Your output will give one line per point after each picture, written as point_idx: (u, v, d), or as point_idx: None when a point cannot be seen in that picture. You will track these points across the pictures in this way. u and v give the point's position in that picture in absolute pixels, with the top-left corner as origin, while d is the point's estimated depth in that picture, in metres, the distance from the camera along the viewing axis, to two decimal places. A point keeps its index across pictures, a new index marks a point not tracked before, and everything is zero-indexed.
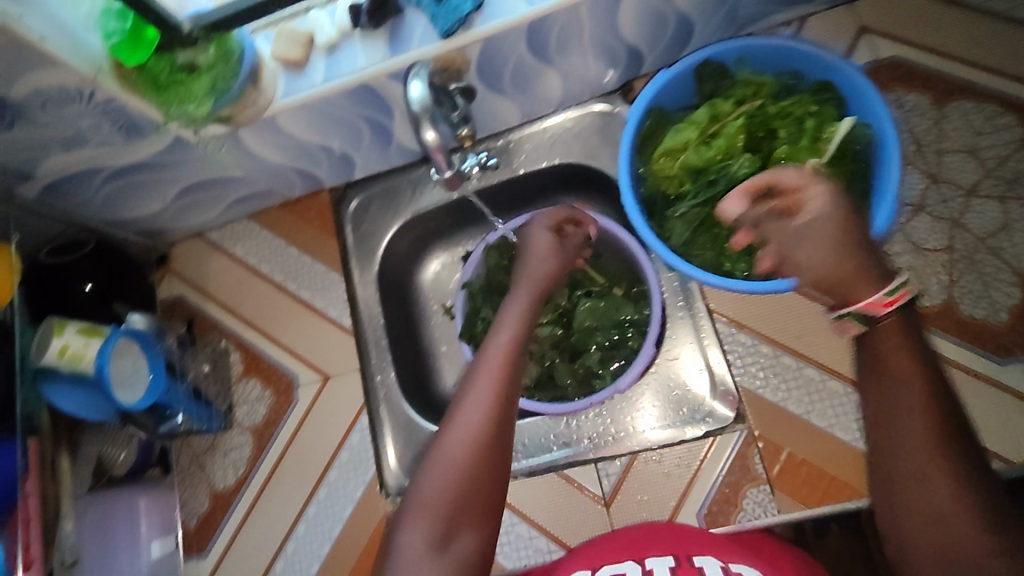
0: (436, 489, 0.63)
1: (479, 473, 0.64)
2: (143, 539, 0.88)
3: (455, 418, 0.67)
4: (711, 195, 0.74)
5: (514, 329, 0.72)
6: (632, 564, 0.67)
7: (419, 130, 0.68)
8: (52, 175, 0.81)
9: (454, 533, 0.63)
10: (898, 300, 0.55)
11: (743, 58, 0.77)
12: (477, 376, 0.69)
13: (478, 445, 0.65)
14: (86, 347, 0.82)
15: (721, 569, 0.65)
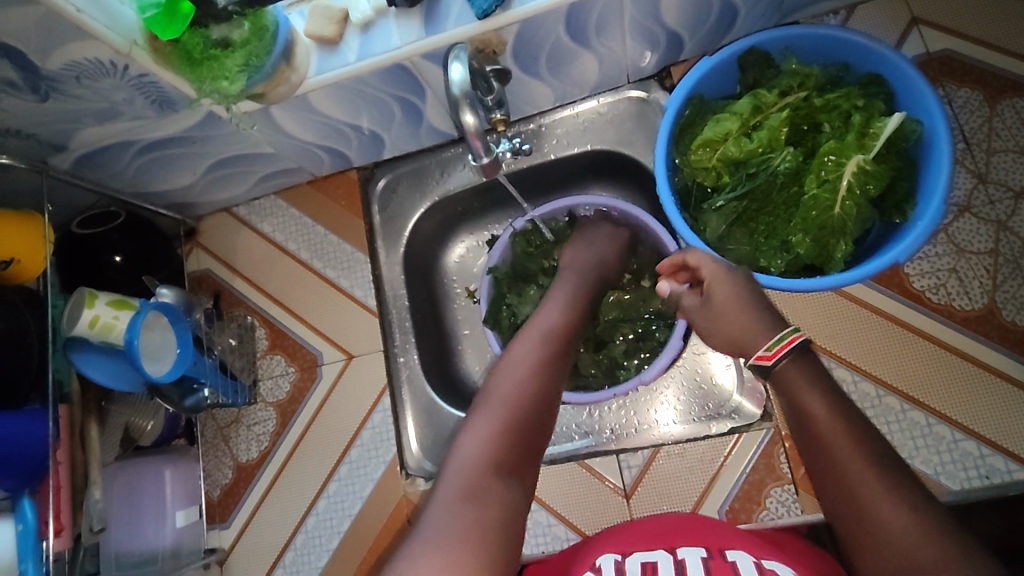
0: (489, 423, 0.66)
1: (531, 414, 0.67)
2: (170, 506, 0.90)
3: (508, 365, 0.71)
4: (750, 189, 0.72)
5: (562, 307, 0.78)
6: (664, 553, 0.66)
7: (458, 114, 0.65)
8: (85, 147, 0.81)
9: (502, 463, 0.64)
10: (779, 351, 0.63)
11: (790, 47, 0.74)
12: (526, 334, 0.74)
13: (532, 384, 0.69)
14: (116, 318, 0.83)
15: (755, 566, 0.62)
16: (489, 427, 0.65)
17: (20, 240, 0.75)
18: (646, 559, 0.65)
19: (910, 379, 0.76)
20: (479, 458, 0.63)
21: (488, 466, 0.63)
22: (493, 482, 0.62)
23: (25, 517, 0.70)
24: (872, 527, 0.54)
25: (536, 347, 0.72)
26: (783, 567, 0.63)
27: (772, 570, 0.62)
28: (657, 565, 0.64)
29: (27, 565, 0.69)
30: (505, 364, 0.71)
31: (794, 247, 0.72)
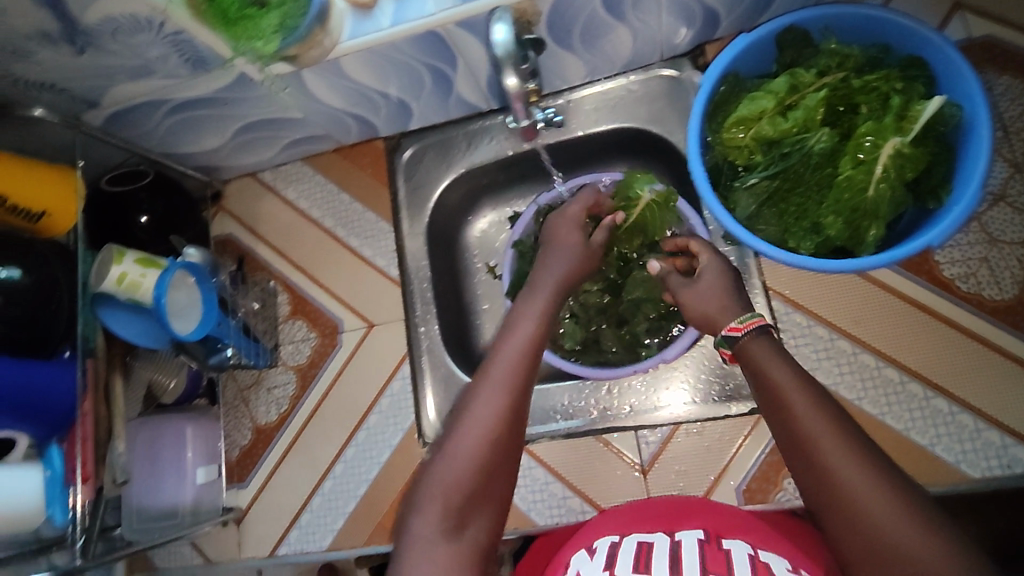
0: (449, 482, 0.62)
1: (491, 469, 0.63)
2: (189, 462, 0.91)
3: (469, 411, 0.65)
4: (782, 168, 0.72)
5: (529, 331, 0.70)
6: (662, 535, 0.69)
7: (500, 75, 0.66)
8: (117, 105, 0.81)
9: (463, 523, 0.62)
10: (747, 326, 0.64)
11: (829, 27, 0.73)
12: (489, 372, 0.67)
13: (501, 422, 0.64)
14: (142, 277, 0.82)
15: (750, 555, 0.64)
16: (453, 477, 0.62)
17: (53, 192, 0.76)
18: (644, 539, 0.68)
19: (934, 366, 0.76)
20: (437, 524, 0.61)
21: (448, 531, 0.61)
22: (456, 545, 0.61)
23: (53, 464, 0.72)
24: (863, 524, 0.52)
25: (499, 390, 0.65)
26: (778, 559, 0.64)
27: (765, 564, 0.63)
28: (653, 544, 0.67)
29: (55, 508, 0.72)
30: (466, 411, 0.65)
31: (824, 229, 0.71)
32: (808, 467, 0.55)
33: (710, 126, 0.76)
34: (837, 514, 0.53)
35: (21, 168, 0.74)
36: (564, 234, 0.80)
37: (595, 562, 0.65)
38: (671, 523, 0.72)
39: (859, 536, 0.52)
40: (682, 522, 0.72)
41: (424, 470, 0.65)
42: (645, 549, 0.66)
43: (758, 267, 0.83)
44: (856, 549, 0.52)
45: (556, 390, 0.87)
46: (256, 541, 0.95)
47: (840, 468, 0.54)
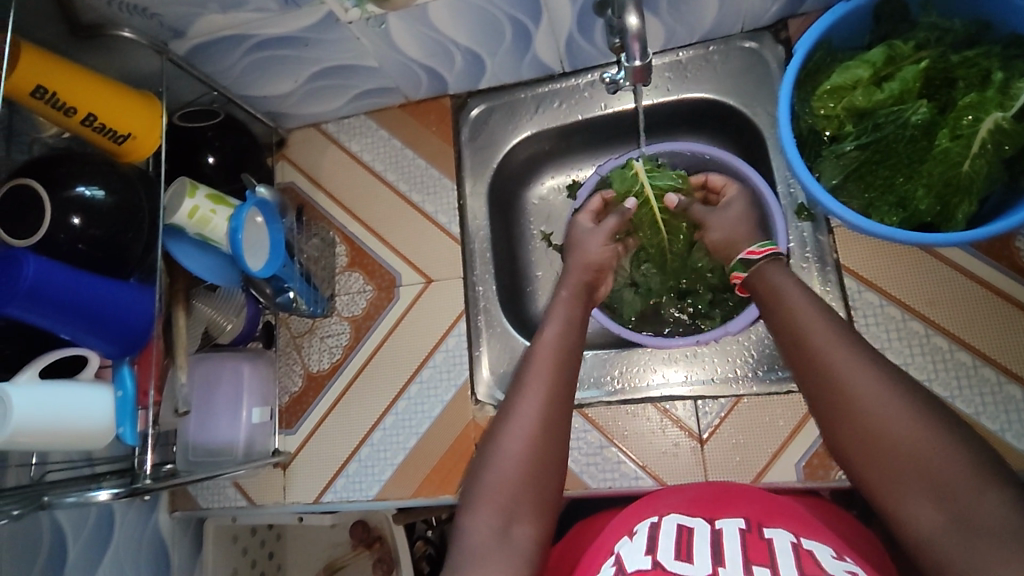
0: (497, 482, 0.66)
1: (537, 468, 0.67)
2: (245, 402, 0.91)
3: (513, 411, 0.70)
4: (874, 139, 0.71)
5: (559, 332, 0.75)
6: (702, 521, 0.67)
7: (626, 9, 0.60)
8: (203, 36, 0.81)
9: (514, 523, 0.65)
10: (764, 252, 0.77)
11: (930, 1, 0.72)
12: (528, 372, 0.72)
13: (542, 422, 0.69)
14: (213, 212, 0.83)
15: (791, 542, 0.64)
16: (501, 476, 0.67)
17: (139, 115, 0.76)
18: (684, 522, 0.67)
19: (1009, 352, 0.75)
20: (490, 522, 0.64)
21: (501, 529, 0.64)
22: (509, 545, 0.64)
23: (124, 385, 0.73)
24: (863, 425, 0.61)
25: (538, 390, 0.70)
26: (822, 546, 0.63)
27: (808, 552, 0.62)
28: (694, 531, 0.65)
29: (126, 428, 0.73)
30: (509, 413, 0.70)
31: (912, 205, 0.72)
32: (822, 384, 0.65)
33: (799, 96, 0.76)
34: (849, 421, 0.63)
35: (107, 88, 0.75)
36: (587, 241, 0.84)
37: (636, 544, 0.63)
38: (708, 509, 0.71)
39: (868, 436, 0.61)
40: (721, 508, 0.71)
41: (475, 470, 0.69)
42: (686, 534, 0.64)
43: (831, 245, 0.84)
44: (863, 449, 0.62)
45: (616, 357, 0.90)
46: (301, 489, 0.96)
47: (853, 379, 0.63)
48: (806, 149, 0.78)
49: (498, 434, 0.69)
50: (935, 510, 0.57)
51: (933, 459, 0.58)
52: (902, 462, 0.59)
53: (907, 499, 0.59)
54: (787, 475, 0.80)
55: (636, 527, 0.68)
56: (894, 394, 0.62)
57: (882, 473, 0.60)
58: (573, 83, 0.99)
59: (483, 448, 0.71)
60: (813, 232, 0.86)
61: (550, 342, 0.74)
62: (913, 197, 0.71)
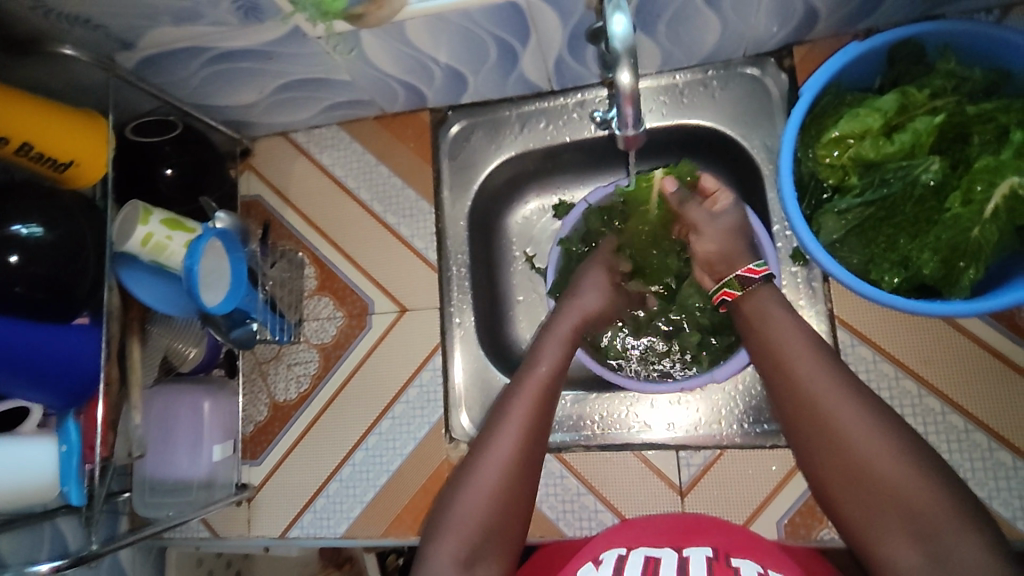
0: (466, 516, 0.64)
1: (507, 504, 0.65)
2: (205, 440, 0.86)
3: (488, 445, 0.67)
4: (881, 196, 0.67)
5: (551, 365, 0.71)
6: (670, 551, 0.65)
7: (613, 70, 0.55)
8: (154, 48, 0.73)
9: (477, 556, 0.64)
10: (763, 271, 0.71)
11: (948, 45, 0.67)
12: (511, 404, 0.69)
13: (518, 458, 0.66)
14: (169, 239, 0.77)
15: (758, 573, 0.61)
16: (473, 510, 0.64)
17: (82, 141, 0.69)
18: (652, 553, 0.64)
19: (1003, 417, 0.73)
20: (455, 553, 0.63)
21: (465, 562, 0.63)
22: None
23: (69, 437, 0.67)
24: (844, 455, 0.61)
25: (518, 426, 0.67)
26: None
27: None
28: (661, 560, 0.62)
29: (72, 488, 0.67)
30: (485, 447, 0.67)
31: (916, 266, 0.67)
32: (809, 420, 0.63)
33: (802, 140, 0.72)
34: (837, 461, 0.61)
35: (46, 112, 0.67)
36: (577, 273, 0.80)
37: (602, 573, 0.60)
38: (677, 538, 0.68)
39: (853, 474, 0.60)
40: (689, 538, 0.67)
41: (444, 498, 0.67)
42: (653, 564, 0.62)
43: (826, 293, 0.80)
44: (850, 488, 0.61)
45: (596, 399, 0.86)
46: (265, 522, 0.92)
47: (840, 419, 0.61)
48: (805, 195, 0.73)
49: (473, 464, 0.67)
50: (915, 552, 0.58)
51: (914, 498, 0.58)
52: (883, 495, 0.59)
53: (886, 537, 0.59)
54: (768, 531, 0.78)
55: (602, 556, 0.65)
56: (884, 438, 0.60)
57: (863, 508, 0.60)
58: (562, 101, 0.93)
59: (457, 474, 0.69)
60: (809, 277, 0.81)
61: (539, 374, 0.70)
62: (917, 258, 0.67)
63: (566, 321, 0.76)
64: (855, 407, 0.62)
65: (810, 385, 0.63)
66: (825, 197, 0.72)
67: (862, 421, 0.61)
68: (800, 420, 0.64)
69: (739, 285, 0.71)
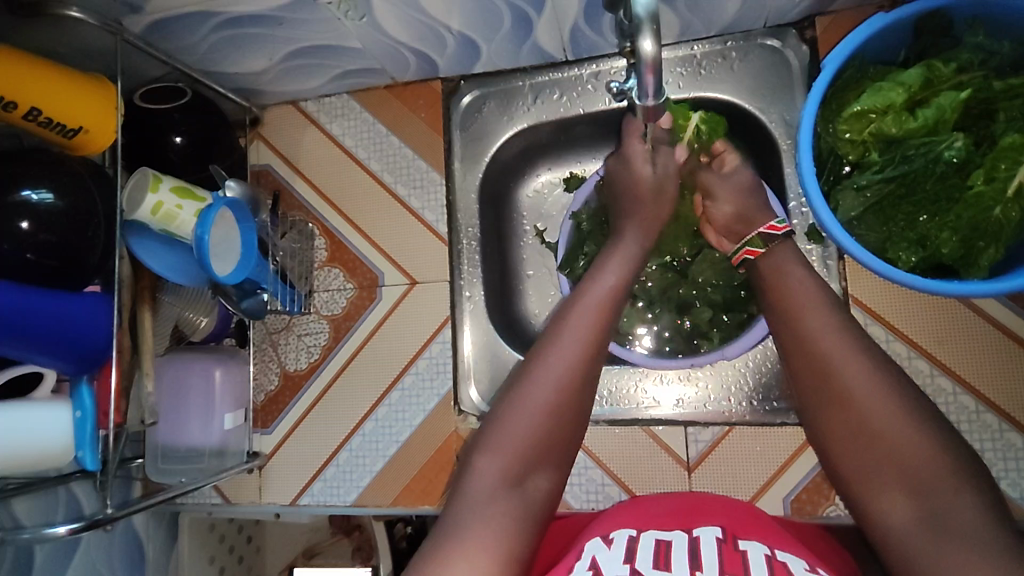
0: (519, 426, 0.63)
1: (560, 422, 0.65)
2: (218, 408, 0.87)
3: (552, 350, 0.66)
4: (902, 172, 0.65)
5: (609, 289, 0.70)
6: (680, 533, 0.65)
7: (634, 38, 0.53)
8: (161, 12, 0.71)
9: (529, 472, 0.63)
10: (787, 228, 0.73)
11: (977, 17, 0.65)
12: (567, 321, 0.68)
13: (579, 370, 0.66)
14: (179, 208, 0.77)
15: (765, 554, 0.61)
16: (531, 414, 0.64)
17: (91, 107, 0.69)
18: (662, 536, 0.64)
19: (1015, 400, 0.72)
20: (503, 468, 0.62)
21: (514, 477, 0.62)
22: (517, 500, 0.61)
23: (83, 403, 0.69)
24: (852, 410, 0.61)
25: (578, 343, 0.66)
26: (795, 558, 0.61)
27: (782, 564, 0.60)
28: (671, 543, 0.62)
29: (86, 453, 0.69)
30: (540, 364, 0.66)
31: (934, 245, 0.66)
32: (817, 371, 0.63)
33: (822, 114, 0.70)
34: (843, 413, 0.61)
35: (56, 77, 0.67)
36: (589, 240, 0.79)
37: (612, 553, 0.60)
38: (684, 520, 0.68)
39: (857, 428, 0.61)
40: (696, 518, 0.67)
41: (495, 412, 0.66)
42: (663, 547, 0.62)
43: (840, 272, 0.80)
44: (855, 443, 0.61)
45: (605, 374, 0.86)
46: (276, 490, 0.93)
47: (848, 372, 0.62)
48: (824, 170, 0.71)
49: (526, 380, 0.65)
50: (908, 509, 0.57)
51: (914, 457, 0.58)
52: (883, 456, 0.59)
53: (882, 492, 0.59)
54: (774, 508, 0.79)
55: (612, 534, 0.65)
56: (886, 391, 0.61)
57: (863, 464, 0.60)
58: (576, 73, 0.91)
59: (505, 393, 0.67)
60: (824, 256, 0.81)
61: (598, 293, 0.70)
62: (936, 237, 0.66)
63: (625, 247, 0.75)
64: (859, 362, 0.62)
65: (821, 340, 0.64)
66: (844, 172, 0.70)
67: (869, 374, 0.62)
68: (811, 368, 0.64)
69: (762, 242, 0.73)
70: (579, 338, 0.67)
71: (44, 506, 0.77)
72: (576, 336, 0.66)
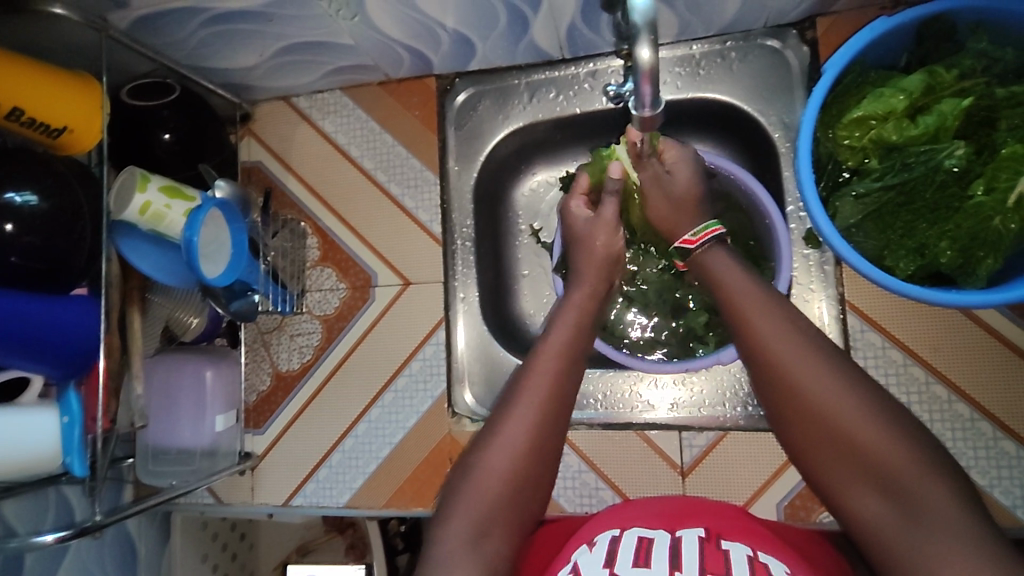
0: (475, 494, 0.62)
1: (520, 480, 0.63)
2: (208, 409, 0.86)
3: (504, 417, 0.65)
4: (901, 180, 0.65)
5: (565, 339, 0.68)
6: (663, 532, 0.64)
7: (632, 46, 0.52)
8: (148, 8, 0.69)
9: (490, 530, 0.61)
10: (700, 239, 0.71)
11: (980, 22, 0.64)
12: (525, 375, 0.66)
13: (530, 433, 0.64)
14: (168, 208, 0.76)
15: (748, 555, 0.60)
16: (485, 484, 0.62)
17: (76, 107, 0.67)
18: (644, 534, 0.64)
19: (1010, 407, 0.72)
20: (467, 523, 0.61)
21: (475, 537, 0.60)
22: (481, 552, 0.60)
23: (71, 409, 0.68)
24: (825, 425, 0.58)
25: (536, 397, 0.65)
26: (777, 561, 0.60)
27: (763, 565, 0.59)
28: (654, 540, 0.62)
29: (74, 459, 0.68)
30: (497, 423, 0.64)
31: (933, 253, 0.65)
32: (776, 380, 0.60)
33: (822, 120, 0.69)
34: (808, 417, 0.59)
35: (41, 77, 0.65)
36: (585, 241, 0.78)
37: (595, 556, 0.60)
38: (671, 520, 0.67)
39: (824, 431, 0.58)
40: (681, 520, 0.67)
41: (461, 467, 0.65)
42: (646, 544, 0.61)
43: (837, 277, 0.79)
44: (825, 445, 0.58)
45: (600, 377, 0.86)
46: (269, 490, 0.93)
47: (806, 377, 0.59)
48: (823, 177, 0.71)
49: (486, 439, 0.64)
50: (881, 503, 0.56)
51: (888, 458, 0.56)
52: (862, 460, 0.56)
53: (854, 487, 0.58)
54: (768, 513, 0.79)
55: (595, 538, 0.65)
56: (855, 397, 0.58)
57: (832, 463, 0.58)
58: (573, 71, 0.90)
59: (467, 452, 0.66)
60: (821, 261, 0.80)
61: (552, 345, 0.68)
62: (934, 246, 0.65)
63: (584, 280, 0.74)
64: (824, 365, 0.59)
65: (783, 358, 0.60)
66: (842, 179, 0.70)
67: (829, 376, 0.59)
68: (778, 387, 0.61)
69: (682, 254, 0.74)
70: (536, 391, 0.65)
71: (34, 510, 0.75)
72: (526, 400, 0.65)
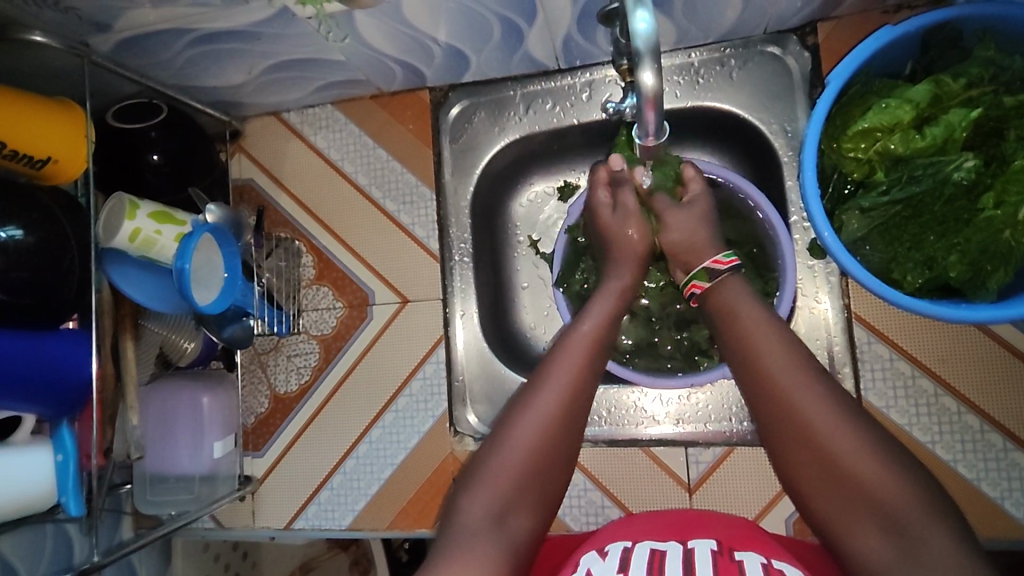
0: (501, 470, 0.61)
1: (545, 465, 0.62)
2: (206, 435, 0.84)
3: (532, 397, 0.63)
4: (909, 194, 0.63)
5: (600, 328, 0.68)
6: (675, 544, 0.63)
7: (634, 71, 0.50)
8: (131, 30, 0.67)
9: (511, 510, 0.60)
10: (730, 262, 0.71)
11: (988, 29, 0.63)
12: (558, 354, 0.66)
13: (560, 418, 0.63)
14: (158, 234, 0.74)
15: (763, 566, 0.59)
16: (510, 461, 0.61)
17: (60, 137, 0.65)
18: (656, 546, 0.62)
19: (1020, 419, 0.71)
20: (487, 506, 0.59)
21: (497, 515, 0.59)
22: (502, 535, 0.58)
23: (64, 446, 0.67)
24: (820, 451, 0.58)
25: (569, 374, 0.64)
26: (791, 567, 0.60)
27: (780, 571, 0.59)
28: (666, 552, 0.60)
29: (69, 498, 0.67)
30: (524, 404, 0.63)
31: (941, 267, 0.64)
32: (769, 401, 0.61)
33: (826, 131, 0.67)
34: (800, 440, 0.59)
35: (20, 106, 0.63)
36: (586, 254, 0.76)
37: (608, 565, 0.59)
38: (680, 531, 0.66)
39: (815, 456, 0.58)
40: (691, 531, 0.65)
41: (478, 456, 0.63)
42: (658, 556, 0.60)
43: (843, 288, 0.78)
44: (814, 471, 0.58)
45: (604, 393, 0.84)
46: (270, 514, 0.91)
47: (803, 401, 0.59)
48: (827, 189, 0.69)
49: (511, 421, 0.63)
50: (880, 537, 0.55)
51: (881, 489, 0.55)
52: (857, 490, 0.56)
53: (851, 523, 0.56)
54: (776, 529, 0.78)
55: (606, 547, 0.63)
56: (851, 426, 0.58)
57: (824, 493, 0.58)
58: (569, 81, 0.88)
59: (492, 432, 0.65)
60: (827, 271, 0.79)
61: (585, 333, 0.67)
62: (943, 259, 0.64)
63: (617, 288, 0.73)
64: (807, 384, 0.60)
65: (777, 379, 0.61)
66: (847, 192, 0.69)
67: (810, 390, 0.60)
68: (771, 409, 0.61)
69: (708, 277, 0.71)
70: (565, 375, 0.64)
71: (32, 545, 0.74)
72: (555, 386, 0.63)
